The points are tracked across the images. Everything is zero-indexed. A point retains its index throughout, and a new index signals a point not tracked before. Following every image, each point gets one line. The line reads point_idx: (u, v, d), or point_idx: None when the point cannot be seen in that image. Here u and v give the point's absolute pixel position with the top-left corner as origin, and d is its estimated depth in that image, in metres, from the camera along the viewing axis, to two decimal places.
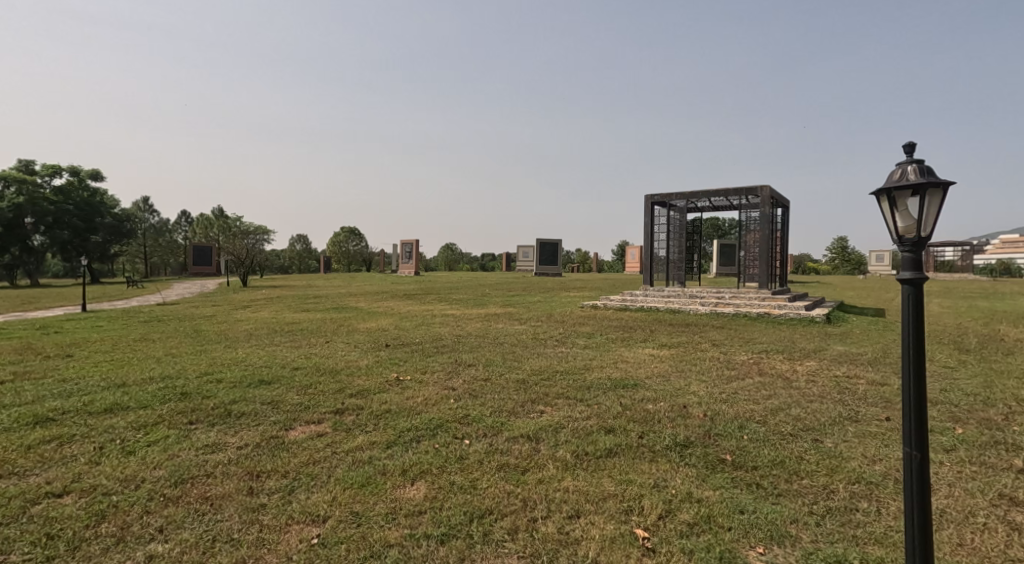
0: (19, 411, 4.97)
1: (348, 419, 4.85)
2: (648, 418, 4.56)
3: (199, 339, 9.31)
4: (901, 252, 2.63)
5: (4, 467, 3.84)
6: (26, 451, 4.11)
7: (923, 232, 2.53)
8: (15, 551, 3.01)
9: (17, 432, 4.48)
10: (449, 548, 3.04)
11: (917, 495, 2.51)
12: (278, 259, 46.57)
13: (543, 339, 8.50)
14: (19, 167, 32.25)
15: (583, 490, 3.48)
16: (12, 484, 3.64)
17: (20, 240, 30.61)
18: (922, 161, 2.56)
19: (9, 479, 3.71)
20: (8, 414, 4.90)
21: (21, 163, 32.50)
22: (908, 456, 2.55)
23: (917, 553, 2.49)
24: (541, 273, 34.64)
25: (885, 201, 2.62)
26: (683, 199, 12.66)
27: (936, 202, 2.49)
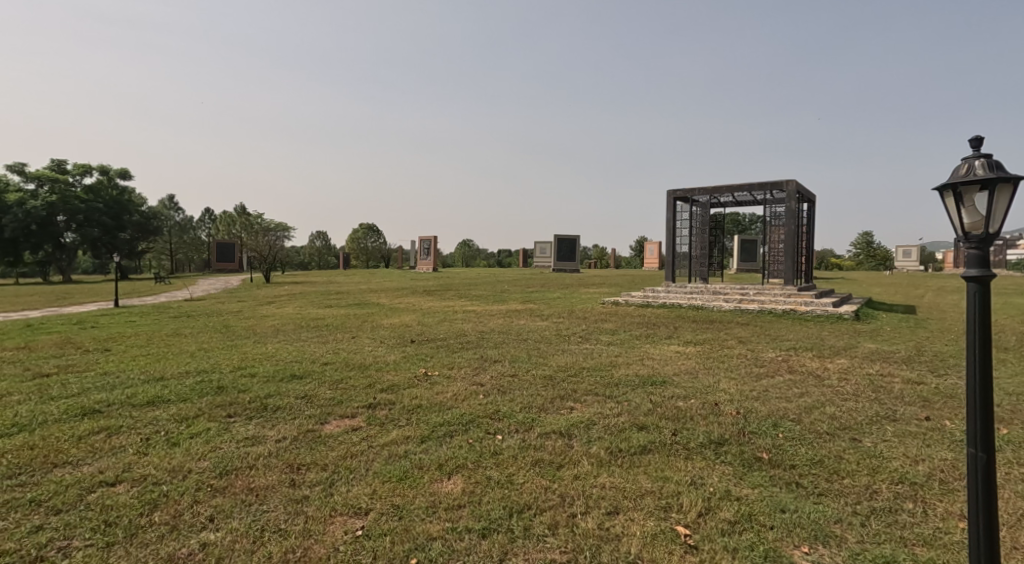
0: (67, 403, 5.15)
1: (381, 413, 4.94)
2: (679, 415, 4.57)
3: (228, 334, 9.50)
4: (966, 248, 2.61)
5: (58, 456, 4.00)
6: (77, 441, 4.27)
7: (992, 228, 2.50)
8: (77, 537, 3.14)
9: (66, 423, 4.65)
10: (491, 542, 3.10)
11: (981, 495, 2.50)
12: (300, 256, 47.14)
13: (567, 336, 8.53)
14: (52, 167, 33.18)
15: (620, 486, 3.53)
16: (67, 473, 3.79)
17: (53, 238, 31.47)
18: (989, 155, 2.53)
19: (64, 468, 3.86)
20: (57, 406, 5.08)
21: (54, 163, 33.45)
22: (972, 457, 2.53)
23: (982, 553, 2.48)
24: (559, 269, 34.61)
25: (951, 197, 2.60)
26: (706, 195, 12.56)
27: (1005, 196, 2.48)
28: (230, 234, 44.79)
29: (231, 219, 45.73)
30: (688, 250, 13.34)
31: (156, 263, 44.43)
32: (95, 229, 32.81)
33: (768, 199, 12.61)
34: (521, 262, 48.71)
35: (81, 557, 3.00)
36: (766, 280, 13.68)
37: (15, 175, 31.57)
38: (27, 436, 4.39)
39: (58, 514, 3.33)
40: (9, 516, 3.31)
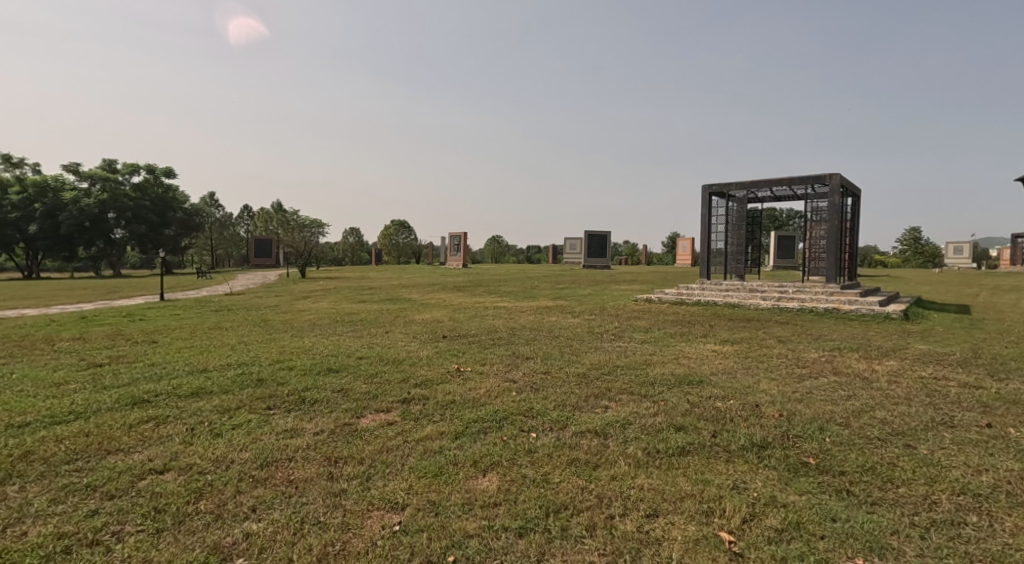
0: (118, 393, 5.31)
1: (415, 408, 4.95)
2: (718, 415, 4.46)
3: (266, 328, 9.70)
4: None
5: (111, 443, 4.12)
6: (128, 430, 4.39)
7: None
8: (129, 522, 3.22)
9: (118, 412, 4.79)
10: (528, 542, 3.07)
11: None
12: (333, 252, 47.94)
13: (600, 333, 8.45)
14: (103, 167, 34.50)
15: (658, 489, 3.46)
16: (118, 460, 3.90)
17: (104, 235, 32.75)
18: None
19: (117, 455, 3.97)
20: (109, 395, 5.24)
21: (106, 164, 34.78)
22: None
23: None
24: (589, 266, 34.41)
25: None
26: (742, 189, 12.26)
27: None
28: (268, 230, 45.71)
29: (268, 216, 46.71)
30: (724, 246, 13.04)
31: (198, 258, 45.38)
32: (142, 226, 34.00)
33: (809, 193, 12.23)
34: (550, 258, 48.61)
35: (133, 542, 3.07)
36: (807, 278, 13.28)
37: (70, 175, 32.95)
38: (82, 423, 4.53)
39: (111, 499, 3.42)
40: (65, 500, 3.41)
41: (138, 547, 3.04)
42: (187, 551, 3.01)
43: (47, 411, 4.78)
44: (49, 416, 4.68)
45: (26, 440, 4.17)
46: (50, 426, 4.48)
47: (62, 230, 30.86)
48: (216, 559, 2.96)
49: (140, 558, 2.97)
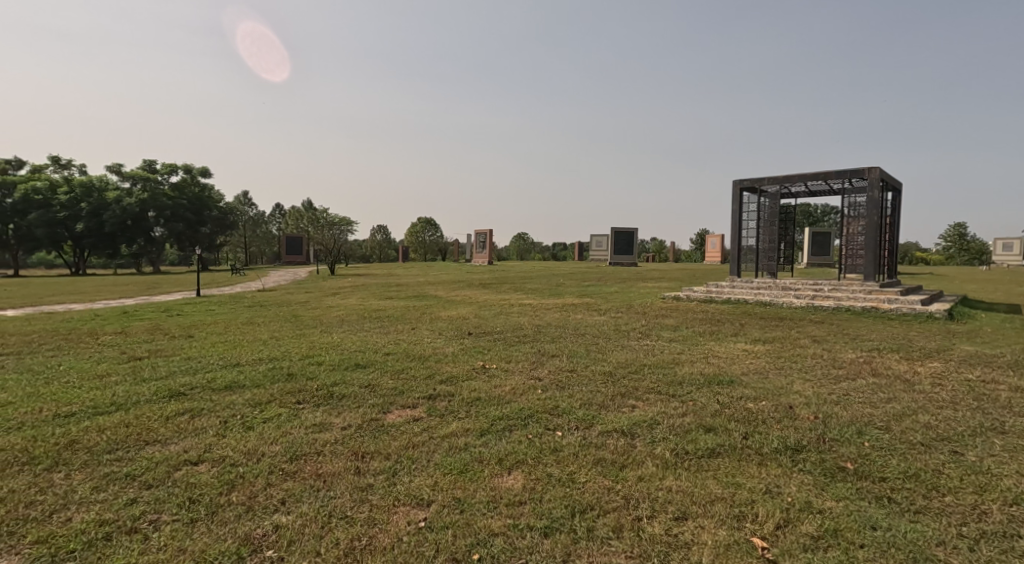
0: (155, 385, 5.41)
1: (441, 404, 4.93)
2: (750, 417, 4.34)
3: (296, 323, 9.81)
4: None
5: (149, 434, 4.20)
6: (165, 421, 4.46)
7: None
8: (165, 512, 3.26)
9: (156, 404, 4.88)
10: (554, 542, 3.02)
11: None
12: (360, 249, 48.50)
13: (627, 331, 8.33)
14: (144, 167, 35.56)
15: (687, 491, 3.37)
16: (155, 450, 3.96)
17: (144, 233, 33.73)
18: None
19: (154, 446, 4.03)
20: (148, 387, 5.35)
21: (147, 164, 35.81)
22: None
23: None
24: (616, 263, 34.13)
25: None
26: (775, 184, 11.97)
27: None
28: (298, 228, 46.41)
29: (299, 214, 47.56)
30: (756, 243, 12.76)
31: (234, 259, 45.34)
32: (180, 224, 34.86)
33: (846, 188, 11.88)
34: (576, 255, 48.34)
35: (168, 531, 3.10)
36: (843, 276, 12.90)
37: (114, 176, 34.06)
38: (122, 414, 4.63)
39: (149, 489, 3.47)
40: (106, 488, 3.47)
41: (173, 536, 3.07)
42: (219, 541, 3.03)
43: (90, 402, 4.90)
44: (92, 406, 4.79)
45: (70, 430, 4.27)
46: (93, 416, 4.59)
47: (106, 227, 31.93)
48: (246, 551, 2.97)
49: (174, 547, 2.99)
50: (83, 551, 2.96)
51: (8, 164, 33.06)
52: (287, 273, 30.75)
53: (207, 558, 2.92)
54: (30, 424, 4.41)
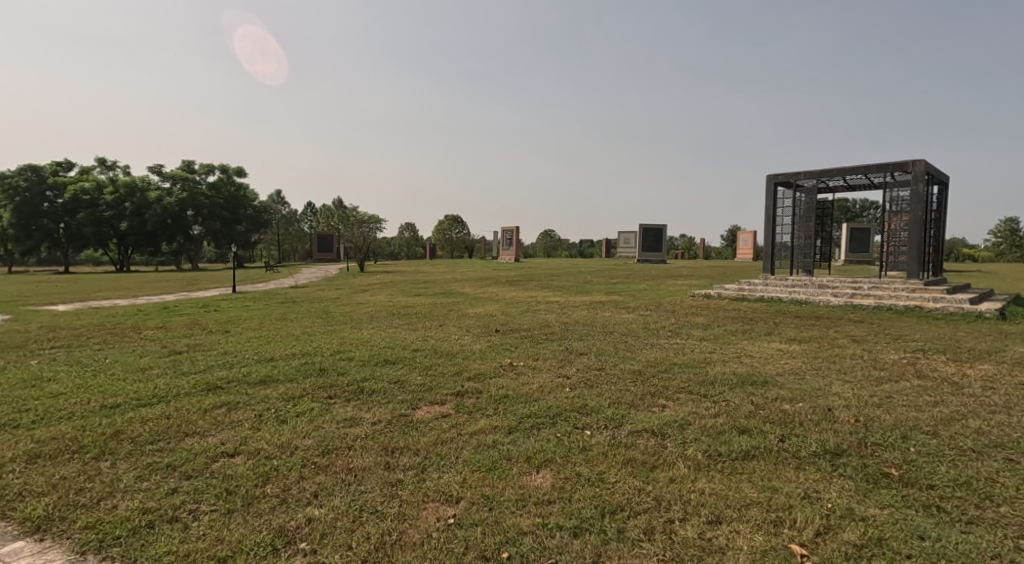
0: (194, 378, 5.53)
1: (469, 401, 4.91)
2: (786, 419, 4.21)
3: (327, 319, 9.94)
4: None
5: (188, 426, 4.28)
6: (203, 413, 4.55)
7: None
8: (204, 502, 3.30)
9: (194, 397, 4.98)
10: (584, 542, 2.96)
11: None
12: (388, 247, 48.95)
13: (656, 329, 8.21)
14: (184, 168, 36.59)
15: (721, 494, 3.29)
16: (194, 442, 4.03)
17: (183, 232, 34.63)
18: None
19: (193, 438, 4.10)
20: (187, 380, 5.47)
21: (186, 164, 36.81)
22: None
23: None
24: (644, 260, 33.78)
25: None
26: (812, 179, 11.66)
27: None
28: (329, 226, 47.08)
29: (330, 212, 48.29)
30: (791, 239, 12.44)
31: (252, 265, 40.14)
32: (217, 222, 35.68)
33: (889, 182, 11.51)
34: (604, 252, 48.02)
35: (207, 521, 3.14)
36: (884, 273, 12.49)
37: (155, 176, 35.12)
38: (163, 406, 4.73)
39: (189, 479, 3.53)
40: (149, 477, 3.54)
41: (211, 526, 3.10)
42: (254, 532, 3.05)
43: (134, 393, 5.03)
44: (135, 398, 4.92)
45: (115, 420, 4.38)
46: (136, 407, 4.70)
47: (147, 226, 32.94)
48: (281, 542, 2.99)
49: (212, 536, 3.01)
50: (126, 539, 3.00)
51: (59, 167, 34.45)
52: (315, 273, 27.72)
53: (243, 548, 2.94)
54: (79, 414, 4.53)
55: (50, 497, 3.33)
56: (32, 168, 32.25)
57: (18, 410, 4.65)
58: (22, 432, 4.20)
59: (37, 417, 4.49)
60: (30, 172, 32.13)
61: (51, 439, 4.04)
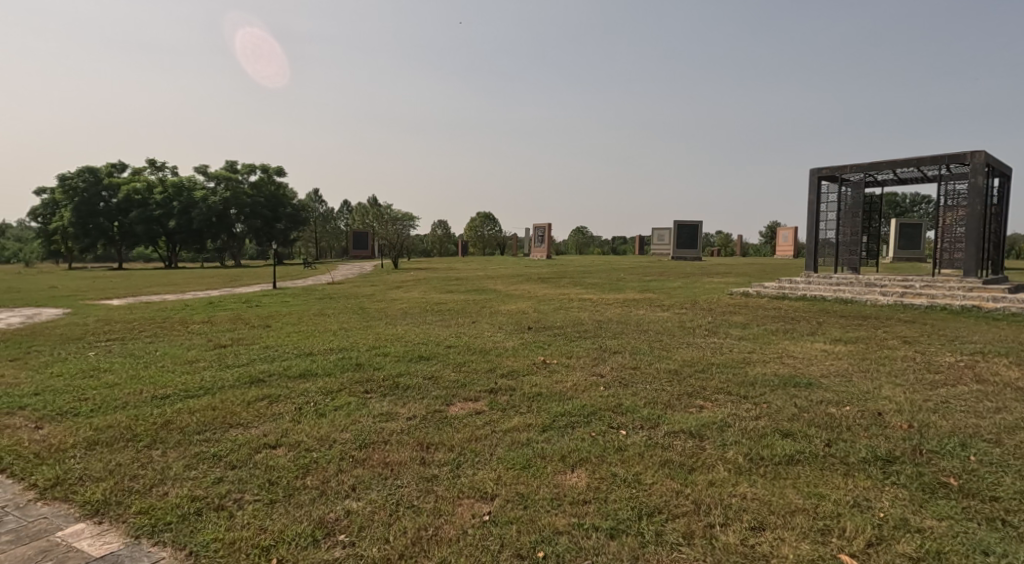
0: (238, 371, 5.65)
1: (502, 398, 4.88)
2: (832, 423, 4.05)
3: (363, 315, 10.05)
4: None
5: (232, 418, 4.36)
6: (246, 406, 4.63)
7: None
8: (248, 492, 3.35)
9: (237, 389, 5.07)
10: (621, 544, 2.90)
11: None
12: (422, 244, 49.35)
13: (692, 328, 8.06)
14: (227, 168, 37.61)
15: (765, 500, 3.17)
16: (238, 433, 4.10)
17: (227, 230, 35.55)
18: None
19: (237, 429, 4.18)
20: (232, 373, 5.59)
21: (229, 164, 37.82)
22: None
23: None
24: (679, 257, 33.24)
25: None
26: (859, 172, 11.26)
27: None
28: (364, 224, 47.70)
29: (364, 210, 48.94)
30: (835, 236, 12.04)
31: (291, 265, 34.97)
32: (259, 221, 36.51)
33: (943, 175, 11.02)
34: (637, 248, 47.40)
35: (251, 510, 3.18)
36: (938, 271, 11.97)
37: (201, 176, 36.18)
38: (210, 398, 4.83)
39: (234, 469, 3.59)
40: (197, 466, 3.62)
41: (255, 515, 3.13)
42: (296, 523, 3.07)
43: (182, 385, 5.16)
44: (183, 389, 5.04)
45: (165, 411, 4.50)
46: (184, 399, 4.82)
47: (194, 224, 33.99)
48: (321, 533, 2.99)
49: (256, 526, 3.04)
50: (176, 524, 3.06)
51: (113, 168, 35.87)
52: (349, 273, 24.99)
53: (285, 538, 2.95)
54: (132, 404, 4.67)
55: (108, 482, 3.43)
56: (89, 170, 33.66)
57: (76, 398, 4.81)
58: (80, 420, 4.34)
59: (94, 405, 4.64)
60: (87, 174, 33.56)
61: (107, 427, 4.17)
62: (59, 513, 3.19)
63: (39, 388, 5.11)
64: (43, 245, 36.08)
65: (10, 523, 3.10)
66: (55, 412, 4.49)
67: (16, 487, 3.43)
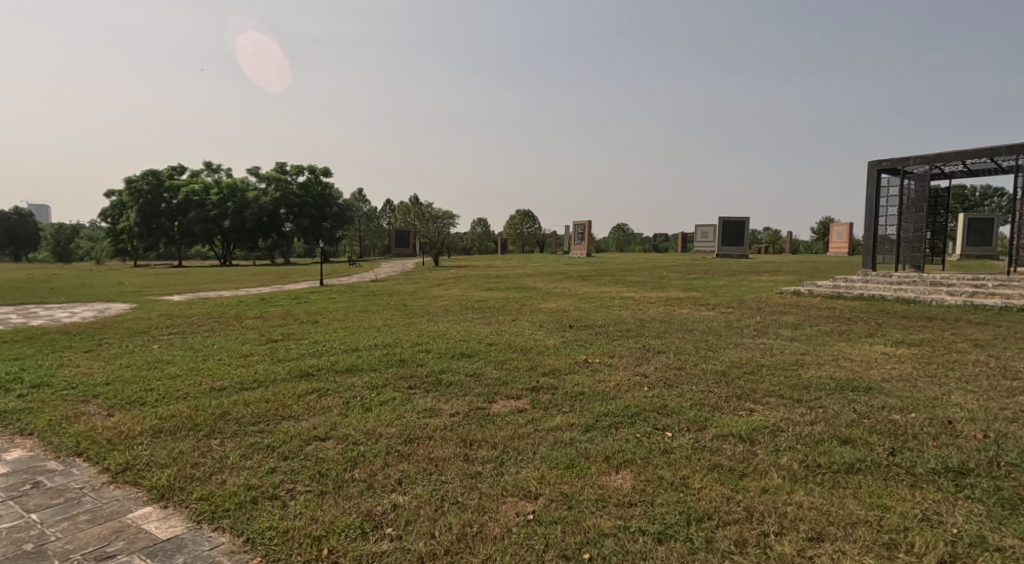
0: (289, 365, 5.77)
1: (545, 397, 4.82)
2: (896, 430, 3.84)
3: (406, 312, 10.17)
4: None
5: (284, 410, 4.43)
6: (297, 399, 4.71)
7: None
8: (300, 482, 3.39)
9: (289, 382, 5.18)
10: (669, 550, 2.80)
11: None
12: (462, 241, 49.67)
13: (739, 328, 7.83)
14: (279, 169, 38.76)
15: (823, 509, 3.02)
16: (289, 425, 4.17)
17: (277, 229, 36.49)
18: None
19: (289, 421, 4.25)
20: (284, 367, 5.71)
21: (280, 166, 38.94)
22: None
23: None
24: (724, 254, 32.50)
25: None
26: (922, 165, 10.74)
27: None
28: (406, 222, 48.23)
29: (408, 208, 49.48)
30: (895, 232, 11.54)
31: (334, 265, 32.09)
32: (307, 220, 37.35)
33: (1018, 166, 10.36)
34: (681, 246, 46.56)
35: (303, 500, 3.21)
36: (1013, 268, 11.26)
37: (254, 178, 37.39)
38: (263, 391, 4.93)
39: (286, 460, 3.64)
40: (252, 456, 3.69)
41: (306, 505, 3.16)
42: (345, 514, 3.07)
43: (238, 378, 5.29)
44: (239, 382, 5.17)
45: (222, 402, 4.62)
46: (239, 391, 4.94)
47: (246, 224, 35.14)
48: (369, 526, 3.00)
49: (308, 516, 3.06)
50: (234, 511, 3.11)
51: (175, 171, 37.49)
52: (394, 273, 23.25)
53: (335, 529, 2.96)
54: (192, 395, 4.82)
55: (172, 469, 3.53)
56: (153, 173, 35.16)
57: (143, 388, 4.99)
58: (147, 409, 4.50)
59: (159, 395, 4.80)
60: (152, 177, 35.19)
61: (170, 416, 4.30)
62: (130, 496, 3.30)
63: (109, 377, 5.34)
64: (111, 244, 38.05)
65: (86, 504, 3.22)
66: (125, 401, 4.67)
67: (91, 470, 3.57)
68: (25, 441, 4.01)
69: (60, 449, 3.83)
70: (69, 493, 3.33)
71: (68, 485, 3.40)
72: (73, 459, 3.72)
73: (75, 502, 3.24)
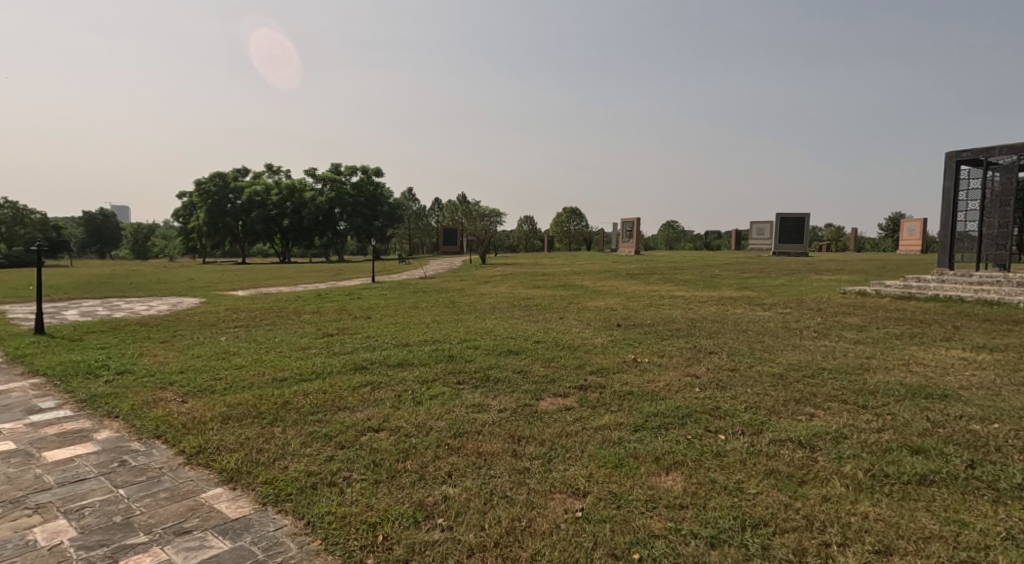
0: (344, 358, 5.88)
1: (593, 396, 4.73)
2: (975, 442, 3.58)
3: (455, 309, 10.24)
4: None
5: (339, 401, 4.52)
6: (352, 391, 4.78)
7: None
8: (356, 471, 3.43)
9: (344, 375, 5.28)
10: (724, 555, 2.69)
11: None
12: (509, 239, 49.79)
13: (797, 329, 7.52)
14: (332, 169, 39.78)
15: (892, 521, 2.85)
16: (344, 416, 4.24)
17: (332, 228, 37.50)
18: None
19: (345, 412, 4.32)
20: (338, 360, 5.82)
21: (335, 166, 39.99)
22: None
23: None
24: (781, 252, 31.40)
25: None
26: (1007, 156, 10.07)
27: None
28: (454, 220, 48.56)
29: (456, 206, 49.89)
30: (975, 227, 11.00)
31: (384, 265, 29.20)
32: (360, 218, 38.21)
33: None
34: (734, 244, 45.25)
35: (358, 488, 3.25)
36: None
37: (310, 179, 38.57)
38: (320, 382, 5.04)
39: (342, 449, 3.70)
40: (311, 444, 3.77)
41: (362, 493, 3.19)
42: (398, 503, 3.10)
43: (298, 369, 5.43)
44: (298, 373, 5.30)
45: (284, 392, 4.74)
46: (298, 382, 5.06)
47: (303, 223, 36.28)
48: (421, 515, 3.00)
49: (364, 503, 3.10)
50: (296, 495, 3.18)
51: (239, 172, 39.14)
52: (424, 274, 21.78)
53: (388, 517, 2.98)
54: (256, 384, 4.97)
55: (239, 454, 3.64)
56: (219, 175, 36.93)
57: (213, 377, 5.20)
58: (217, 397, 4.67)
59: (226, 384, 4.98)
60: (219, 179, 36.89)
61: (237, 404, 4.45)
62: (202, 477, 3.42)
63: (182, 366, 5.59)
64: (182, 242, 40.10)
65: (165, 483, 3.36)
66: (197, 388, 4.87)
67: (168, 452, 3.72)
68: (111, 423, 4.22)
69: (141, 431, 4.02)
70: (150, 472, 3.48)
71: (149, 465, 3.56)
72: (153, 441, 3.89)
73: (155, 480, 3.39)
